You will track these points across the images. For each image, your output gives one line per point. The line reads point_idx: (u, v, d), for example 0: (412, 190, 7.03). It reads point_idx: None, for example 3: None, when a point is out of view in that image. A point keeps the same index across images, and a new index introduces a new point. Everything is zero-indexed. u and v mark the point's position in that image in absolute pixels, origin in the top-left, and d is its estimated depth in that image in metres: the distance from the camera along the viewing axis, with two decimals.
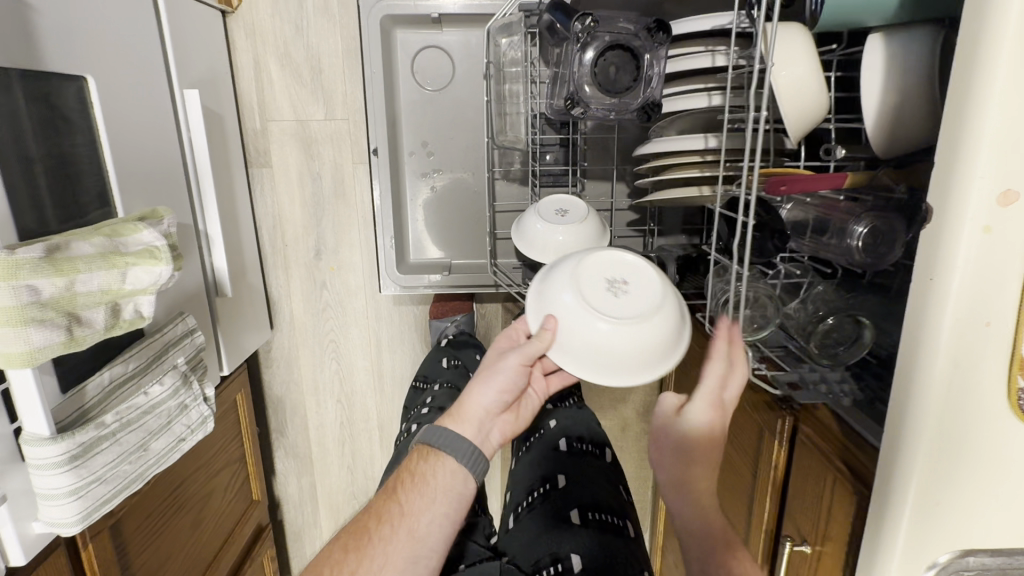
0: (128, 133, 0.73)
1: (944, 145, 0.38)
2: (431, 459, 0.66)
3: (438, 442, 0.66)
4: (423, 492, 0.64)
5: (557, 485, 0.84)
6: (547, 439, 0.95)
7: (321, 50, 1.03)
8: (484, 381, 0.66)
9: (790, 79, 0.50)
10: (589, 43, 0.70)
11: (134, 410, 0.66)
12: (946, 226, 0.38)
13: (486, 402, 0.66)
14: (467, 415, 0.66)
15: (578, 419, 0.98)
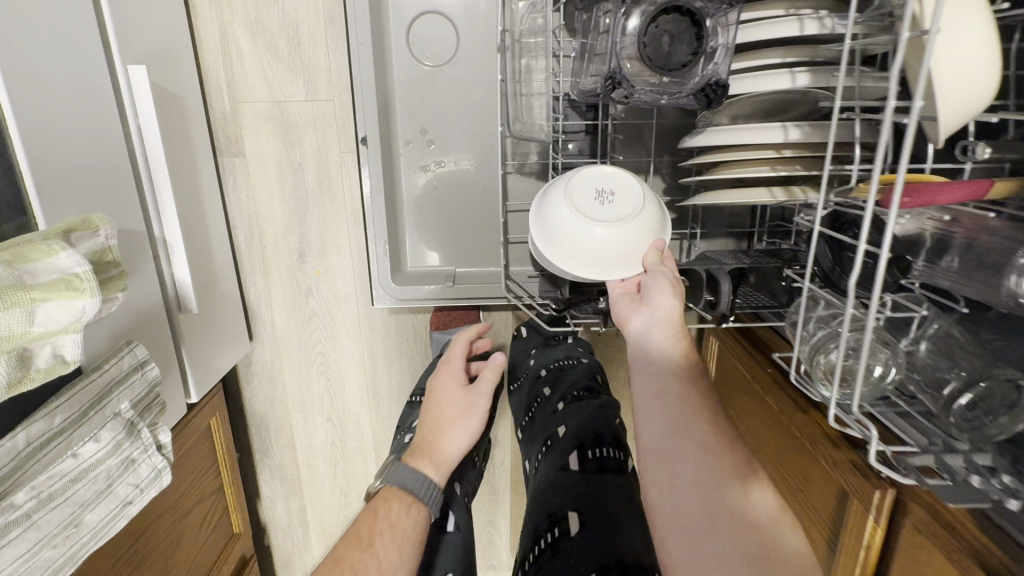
0: (51, 121, 0.58)
1: None
2: (408, 503, 0.62)
3: (418, 488, 0.64)
4: (401, 542, 0.59)
5: (571, 531, 0.66)
6: (557, 452, 0.77)
7: (299, 17, 0.87)
8: (460, 423, 0.72)
9: (958, 54, 0.35)
10: (635, 7, 0.54)
11: (58, 479, 0.53)
12: None
13: (461, 444, 0.71)
14: (445, 462, 0.68)
15: (591, 423, 0.78)
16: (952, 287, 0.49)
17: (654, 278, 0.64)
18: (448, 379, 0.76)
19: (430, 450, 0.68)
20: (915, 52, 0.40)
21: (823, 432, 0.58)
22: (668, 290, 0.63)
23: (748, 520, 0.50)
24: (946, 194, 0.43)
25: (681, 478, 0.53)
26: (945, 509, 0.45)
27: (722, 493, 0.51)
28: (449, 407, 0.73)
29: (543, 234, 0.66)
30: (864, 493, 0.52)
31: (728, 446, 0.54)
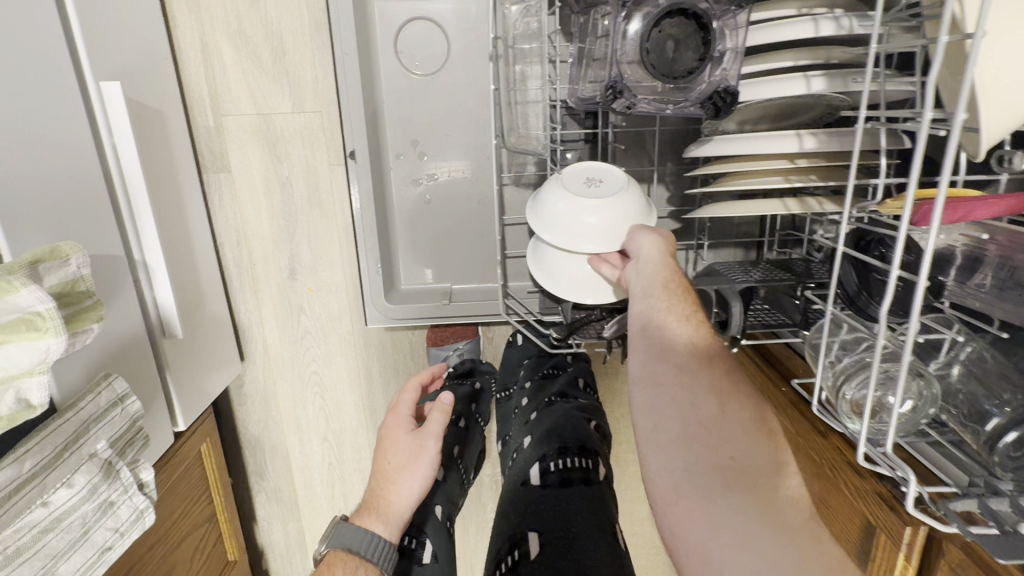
0: (12, 144, 0.54)
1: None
2: (353, 565, 0.60)
3: (364, 548, 0.62)
4: None
5: (530, 552, 0.60)
6: (523, 464, 0.72)
7: (283, 26, 0.83)
8: (409, 471, 0.68)
9: (1005, 59, 0.32)
10: (637, 10, 0.51)
11: (27, 531, 0.50)
12: None
13: (413, 494, 0.67)
14: (393, 514, 0.65)
15: (557, 429, 0.73)
16: (984, 308, 0.45)
17: (640, 229, 0.60)
18: (395, 424, 0.72)
19: (375, 503, 0.66)
20: (954, 53, 0.37)
21: (845, 459, 0.54)
22: (652, 237, 0.58)
23: (730, 438, 0.42)
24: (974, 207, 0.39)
25: (657, 395, 0.45)
26: (990, 559, 0.41)
27: (699, 415, 0.43)
28: (395, 455, 0.68)
29: (539, 228, 0.64)
30: (890, 525, 0.48)
31: (712, 363, 0.46)
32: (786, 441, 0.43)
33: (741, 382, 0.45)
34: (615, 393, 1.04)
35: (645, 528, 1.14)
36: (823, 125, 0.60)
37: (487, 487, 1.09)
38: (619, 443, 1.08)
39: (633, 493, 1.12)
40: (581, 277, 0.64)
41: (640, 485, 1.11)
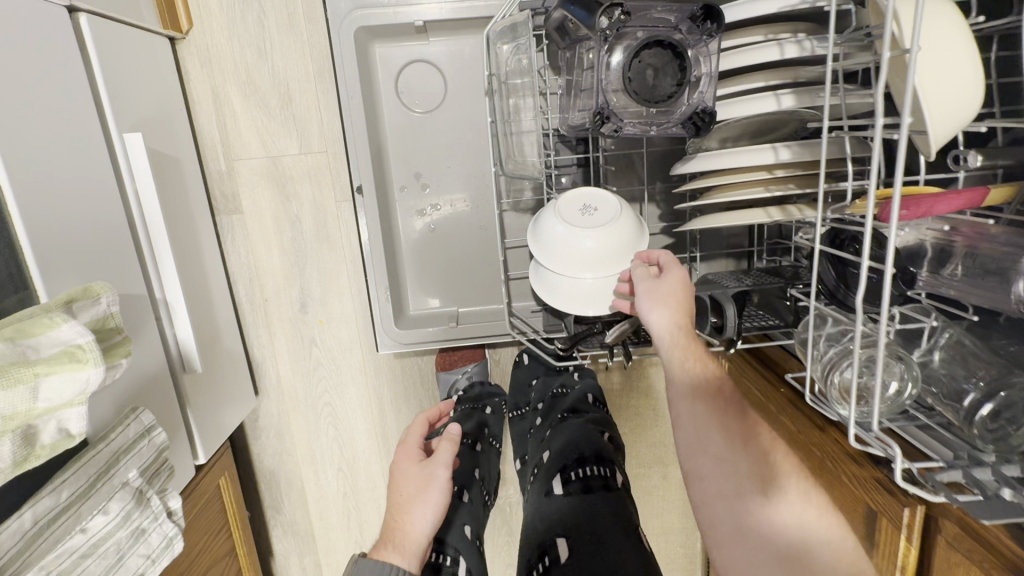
0: (46, 193, 0.58)
1: None
2: None
3: None
4: None
5: (561, 556, 0.61)
6: (543, 478, 0.74)
7: (290, 75, 0.89)
8: (421, 500, 0.64)
9: (942, 70, 0.36)
10: (617, 43, 0.55)
11: (67, 557, 0.52)
12: None
13: (427, 524, 0.63)
14: (409, 547, 0.61)
15: (573, 442, 0.75)
16: (958, 296, 0.48)
17: (642, 286, 0.59)
18: (404, 456, 0.68)
19: (389, 536, 0.61)
20: (899, 68, 0.41)
21: (849, 453, 0.56)
22: (657, 304, 0.57)
23: (783, 525, 0.44)
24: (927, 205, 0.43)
25: (707, 486, 0.47)
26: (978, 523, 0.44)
27: (749, 506, 0.45)
28: (407, 486, 0.65)
29: (538, 252, 0.69)
30: (890, 510, 0.51)
31: (749, 442, 0.47)
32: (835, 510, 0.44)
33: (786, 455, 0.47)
34: (622, 409, 1.07)
35: (658, 544, 1.15)
36: (798, 139, 0.64)
37: (501, 509, 1.10)
38: (629, 459, 1.10)
39: (645, 509, 1.13)
40: (580, 289, 0.67)
41: (651, 499, 1.12)
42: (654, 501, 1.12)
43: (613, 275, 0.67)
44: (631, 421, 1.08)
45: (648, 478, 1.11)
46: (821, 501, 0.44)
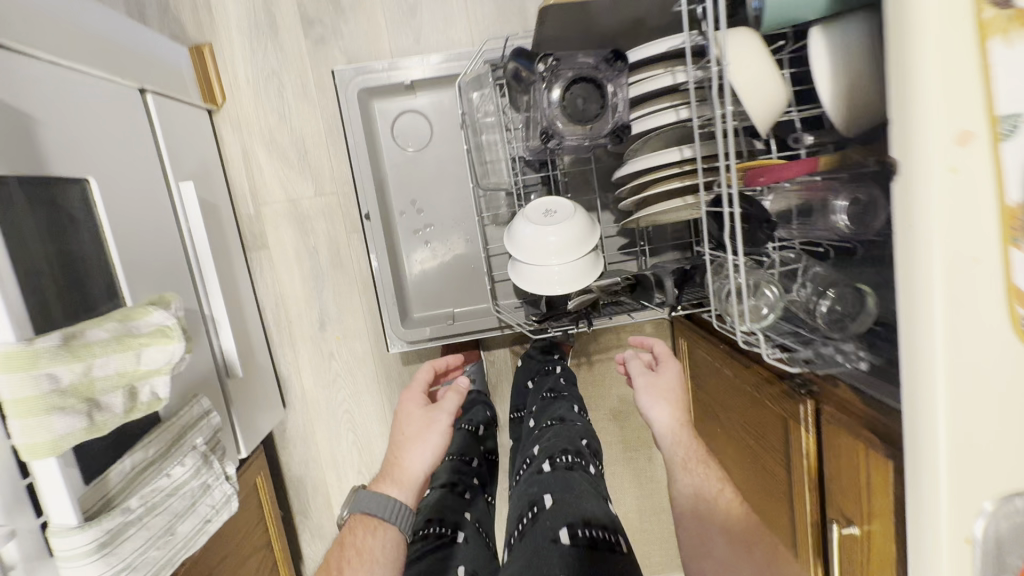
0: (126, 226, 0.76)
1: (894, 90, 0.41)
2: (375, 526, 0.63)
3: (383, 511, 0.64)
4: (370, 563, 0.61)
5: (545, 504, 0.65)
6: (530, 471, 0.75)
7: (305, 133, 1.09)
8: (420, 440, 0.69)
9: (750, 78, 0.56)
10: (554, 81, 0.75)
11: (160, 492, 0.66)
12: (913, 162, 0.41)
13: (425, 462, 0.68)
14: (407, 479, 0.67)
15: (559, 436, 0.78)
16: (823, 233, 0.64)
17: (644, 380, 0.81)
18: (410, 401, 0.73)
19: (390, 468, 0.68)
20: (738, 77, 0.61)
21: (764, 377, 0.73)
22: (657, 399, 0.79)
23: None
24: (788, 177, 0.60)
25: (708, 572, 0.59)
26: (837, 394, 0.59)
27: None
28: (409, 427, 0.70)
29: (513, 251, 0.86)
30: (793, 408, 0.66)
31: (750, 545, 0.60)
32: None
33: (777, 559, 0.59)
34: (605, 397, 1.21)
35: (649, 522, 1.27)
36: None
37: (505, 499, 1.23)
38: (616, 444, 1.23)
39: (635, 490, 1.25)
40: (550, 275, 0.83)
41: (640, 479, 1.25)
42: (642, 482, 1.25)
43: (574, 260, 0.84)
44: (614, 408, 1.22)
45: (635, 460, 1.24)
46: None
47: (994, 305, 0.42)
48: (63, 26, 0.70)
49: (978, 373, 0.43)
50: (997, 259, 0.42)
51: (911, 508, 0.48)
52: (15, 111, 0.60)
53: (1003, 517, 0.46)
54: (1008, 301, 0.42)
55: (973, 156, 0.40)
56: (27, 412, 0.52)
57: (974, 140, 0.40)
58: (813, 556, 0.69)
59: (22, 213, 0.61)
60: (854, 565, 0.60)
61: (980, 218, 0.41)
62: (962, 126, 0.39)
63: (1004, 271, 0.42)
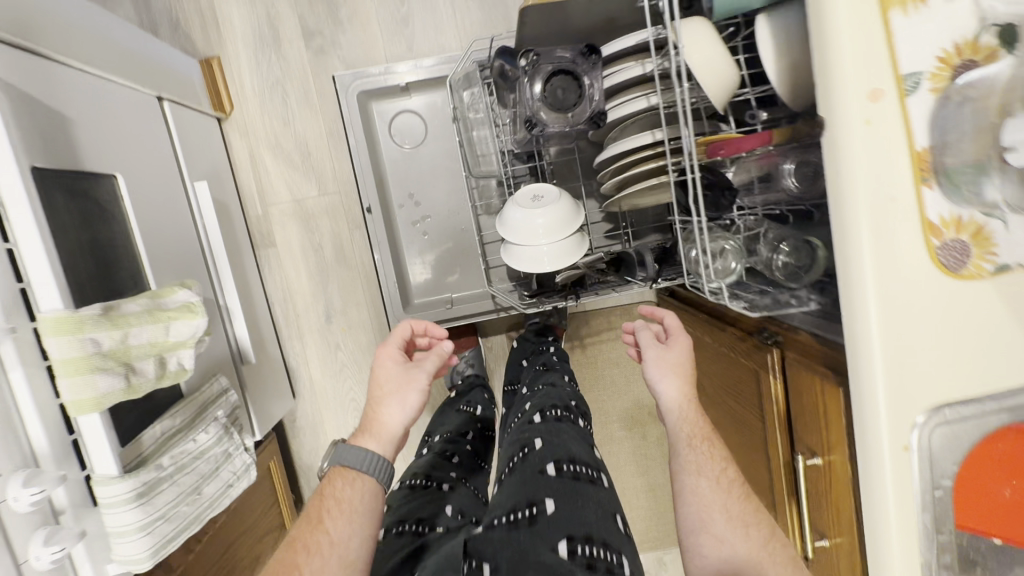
0: (149, 219, 0.83)
1: (818, 53, 0.48)
2: (352, 479, 0.58)
3: (361, 465, 0.59)
4: (349, 516, 0.56)
5: (535, 445, 0.60)
6: (520, 429, 0.67)
7: (308, 136, 1.17)
8: (398, 396, 0.62)
9: (703, 61, 0.65)
10: (536, 75, 0.82)
11: (187, 455, 0.72)
12: (837, 117, 0.48)
13: (404, 419, 0.62)
14: (383, 435, 0.61)
15: (553, 395, 0.72)
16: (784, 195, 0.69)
17: (653, 353, 0.75)
18: (387, 355, 0.66)
19: (366, 422, 0.62)
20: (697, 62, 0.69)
21: (738, 335, 0.80)
22: (667, 374, 0.73)
23: None
24: (747, 150, 0.66)
25: (706, 561, 0.61)
26: (799, 340, 0.66)
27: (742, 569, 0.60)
28: (386, 383, 0.63)
29: (505, 233, 0.93)
30: (763, 358, 0.73)
31: (749, 531, 0.62)
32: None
33: (769, 535, 0.63)
34: (599, 379, 1.27)
35: (646, 498, 1.32)
36: None
37: None
38: (611, 424, 1.29)
39: (631, 467, 1.31)
40: (539, 255, 0.91)
41: (635, 457, 1.30)
42: (637, 459, 1.31)
43: (560, 240, 0.91)
44: (607, 388, 1.28)
45: (630, 438, 1.30)
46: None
47: (913, 239, 0.49)
48: (91, 39, 0.78)
49: (904, 300, 0.50)
50: (913, 198, 0.48)
51: (858, 425, 0.55)
52: (55, 113, 0.68)
53: (936, 424, 0.52)
54: (924, 235, 0.49)
55: (883, 110, 0.47)
56: (73, 371, 0.58)
57: (884, 97, 0.47)
58: (787, 497, 0.75)
59: (61, 203, 0.68)
60: (820, 494, 0.66)
61: (896, 162, 0.48)
62: (872, 84, 0.47)
63: (919, 208, 0.48)
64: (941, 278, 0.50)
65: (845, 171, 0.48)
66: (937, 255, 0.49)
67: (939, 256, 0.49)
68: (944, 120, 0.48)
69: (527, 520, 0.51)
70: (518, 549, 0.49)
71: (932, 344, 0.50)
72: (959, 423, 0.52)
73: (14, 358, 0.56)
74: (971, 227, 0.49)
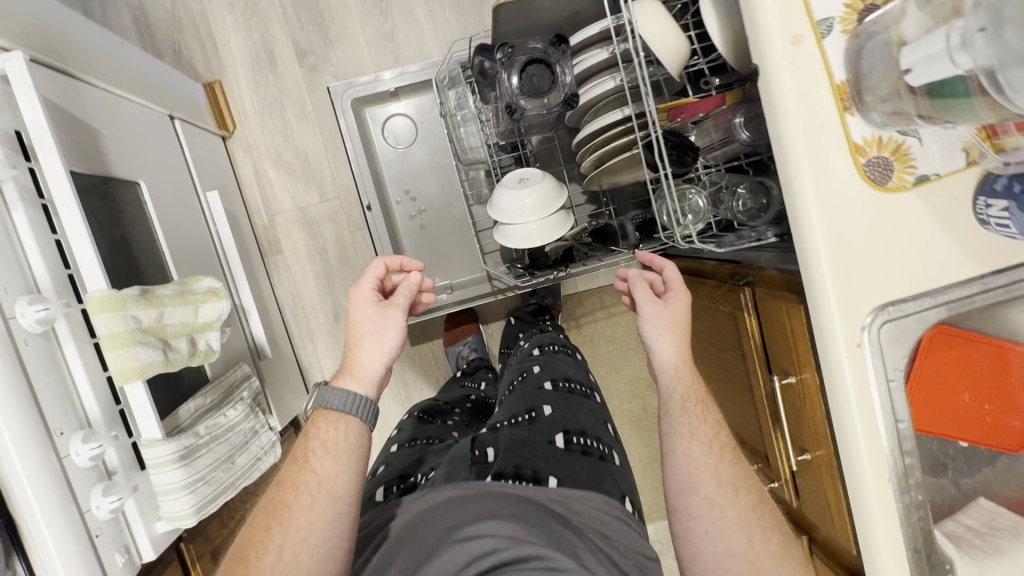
0: (169, 222, 0.91)
1: (746, 12, 0.58)
2: (335, 419, 0.61)
3: (344, 406, 0.61)
4: (334, 454, 0.59)
5: (535, 369, 0.79)
6: (523, 391, 0.75)
7: (307, 148, 1.25)
8: (375, 335, 0.64)
9: (655, 36, 0.73)
10: (512, 65, 0.90)
11: (221, 427, 0.79)
12: (767, 61, 0.57)
13: (383, 357, 0.64)
14: (365, 373, 0.63)
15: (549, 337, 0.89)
16: (741, 147, 0.77)
17: (649, 309, 0.74)
18: (360, 296, 0.66)
19: (346, 363, 0.64)
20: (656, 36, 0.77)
21: (717, 283, 0.87)
22: (663, 332, 0.73)
23: (753, 555, 0.61)
24: (705, 112, 0.74)
25: (693, 525, 0.63)
26: (766, 274, 0.73)
27: (730, 525, 0.62)
28: (362, 323, 0.64)
29: (496, 214, 1.00)
30: (738, 297, 0.80)
31: (739, 495, 0.64)
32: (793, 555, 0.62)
33: (757, 500, 0.65)
34: (597, 356, 1.34)
35: (652, 469, 1.38)
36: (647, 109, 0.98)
37: None
38: (611, 398, 1.36)
39: (635, 439, 1.37)
40: (528, 230, 0.98)
41: (638, 429, 1.36)
42: (640, 431, 1.37)
43: (548, 214, 0.98)
44: (605, 365, 1.34)
45: (632, 411, 1.36)
46: (780, 544, 0.62)
47: (844, 160, 0.57)
48: (109, 63, 0.86)
49: (842, 214, 0.58)
50: (839, 125, 0.57)
51: (818, 333, 0.61)
52: (87, 125, 0.76)
53: (883, 322, 0.59)
54: (852, 156, 0.57)
55: (804, 52, 0.56)
56: (116, 344, 0.65)
57: (804, 42, 0.56)
58: (772, 424, 0.81)
59: (92, 205, 0.75)
60: (800, 410, 0.73)
61: (821, 95, 0.57)
62: (792, 32, 0.56)
63: (845, 133, 0.57)
64: (871, 192, 0.57)
65: (778, 106, 0.57)
66: (865, 173, 0.57)
67: (867, 173, 0.57)
68: (866, 51, 0.55)
69: (527, 421, 0.68)
70: (519, 440, 0.66)
71: (872, 250, 0.58)
72: (904, 319, 0.59)
73: (68, 333, 0.62)
74: (892, 145, 0.57)
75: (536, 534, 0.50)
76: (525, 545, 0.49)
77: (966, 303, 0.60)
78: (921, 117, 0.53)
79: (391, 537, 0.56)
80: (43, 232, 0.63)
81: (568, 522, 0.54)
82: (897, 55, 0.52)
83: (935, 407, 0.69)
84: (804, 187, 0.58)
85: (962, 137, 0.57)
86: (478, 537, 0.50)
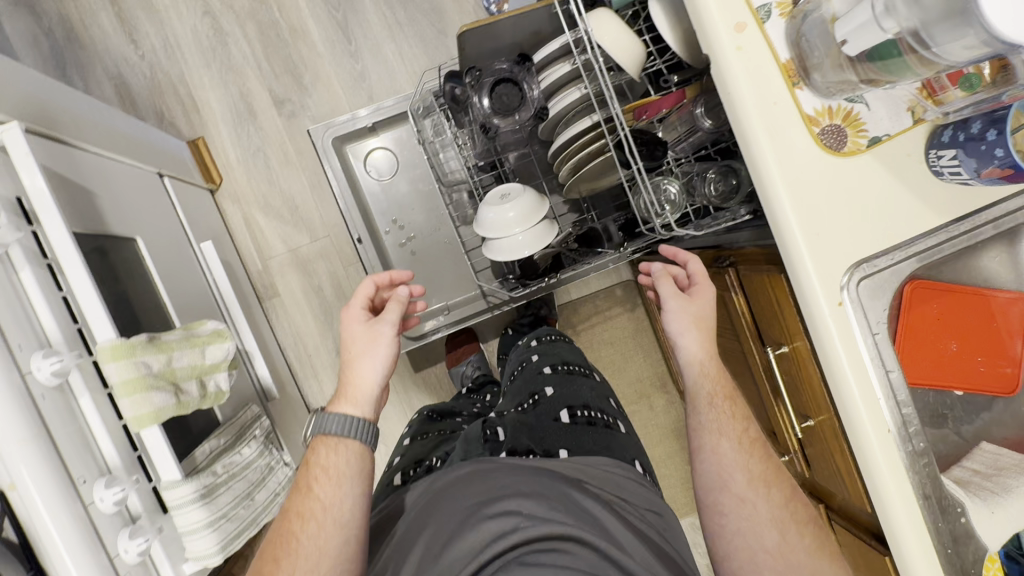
0: (168, 275, 0.93)
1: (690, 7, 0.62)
2: (335, 444, 0.63)
3: (343, 429, 0.63)
4: (335, 479, 0.61)
5: (535, 357, 0.86)
6: (528, 374, 0.83)
7: (293, 192, 1.29)
8: (368, 354, 0.66)
9: (613, 43, 0.77)
10: (482, 87, 0.94)
11: (236, 464, 0.81)
12: (715, 49, 0.61)
13: (377, 375, 0.65)
14: (360, 393, 0.65)
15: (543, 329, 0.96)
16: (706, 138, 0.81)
17: (673, 305, 0.74)
18: (350, 317, 0.68)
19: (341, 385, 0.66)
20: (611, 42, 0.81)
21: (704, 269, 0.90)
22: (687, 330, 0.73)
23: (788, 549, 0.62)
24: (667, 108, 0.77)
25: (727, 522, 0.64)
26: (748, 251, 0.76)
27: (761, 520, 0.63)
28: (354, 343, 0.66)
29: (484, 230, 1.02)
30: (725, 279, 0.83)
31: (772, 491, 0.65)
32: (829, 549, 0.63)
33: (790, 494, 0.66)
34: (598, 361, 1.36)
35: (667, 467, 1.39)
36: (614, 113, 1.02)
37: None
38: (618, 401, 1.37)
39: (646, 440, 1.38)
40: (515, 240, 1.00)
41: (648, 429, 1.38)
42: (650, 430, 1.38)
43: (532, 223, 1.00)
44: (608, 369, 1.36)
45: (640, 412, 1.37)
46: (813, 535, 0.63)
47: (799, 131, 0.61)
48: (97, 130, 0.90)
49: (807, 181, 0.61)
50: (790, 99, 0.61)
51: (800, 297, 0.64)
52: (83, 189, 0.79)
53: (860, 277, 0.62)
54: (807, 127, 0.61)
55: (748, 38, 0.61)
56: (130, 390, 0.66)
57: (746, 29, 0.61)
58: (773, 399, 0.84)
59: (93, 264, 0.77)
60: (797, 380, 0.75)
61: (769, 74, 0.61)
62: (734, 21, 0.60)
63: (796, 106, 0.61)
64: (831, 158, 0.61)
65: (731, 89, 0.61)
66: (822, 142, 0.61)
67: (823, 141, 0.61)
68: (806, 28, 0.59)
69: (531, 404, 0.76)
70: (525, 424, 0.72)
71: (840, 212, 0.61)
72: (882, 273, 0.63)
73: (82, 384, 0.64)
74: (842, 113, 0.61)
75: (556, 510, 0.55)
76: (547, 523, 0.53)
77: (933, 252, 0.63)
78: (863, 82, 0.58)
79: (407, 545, 0.57)
80: (51, 291, 0.65)
81: (584, 486, 0.60)
82: (832, 30, 0.56)
83: (927, 359, 0.71)
84: (767, 161, 0.61)
85: (905, 98, 0.61)
86: (504, 515, 0.55)
